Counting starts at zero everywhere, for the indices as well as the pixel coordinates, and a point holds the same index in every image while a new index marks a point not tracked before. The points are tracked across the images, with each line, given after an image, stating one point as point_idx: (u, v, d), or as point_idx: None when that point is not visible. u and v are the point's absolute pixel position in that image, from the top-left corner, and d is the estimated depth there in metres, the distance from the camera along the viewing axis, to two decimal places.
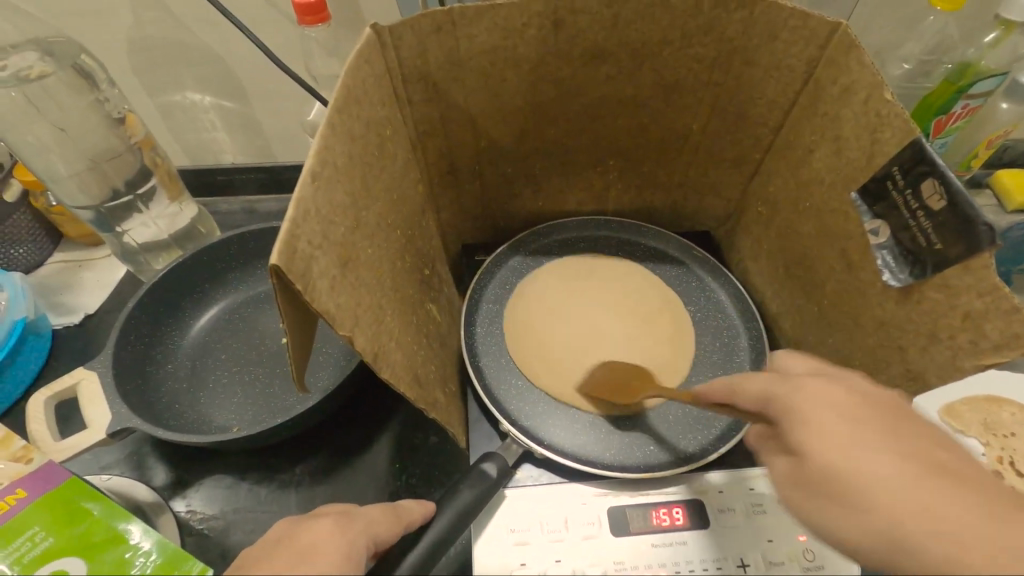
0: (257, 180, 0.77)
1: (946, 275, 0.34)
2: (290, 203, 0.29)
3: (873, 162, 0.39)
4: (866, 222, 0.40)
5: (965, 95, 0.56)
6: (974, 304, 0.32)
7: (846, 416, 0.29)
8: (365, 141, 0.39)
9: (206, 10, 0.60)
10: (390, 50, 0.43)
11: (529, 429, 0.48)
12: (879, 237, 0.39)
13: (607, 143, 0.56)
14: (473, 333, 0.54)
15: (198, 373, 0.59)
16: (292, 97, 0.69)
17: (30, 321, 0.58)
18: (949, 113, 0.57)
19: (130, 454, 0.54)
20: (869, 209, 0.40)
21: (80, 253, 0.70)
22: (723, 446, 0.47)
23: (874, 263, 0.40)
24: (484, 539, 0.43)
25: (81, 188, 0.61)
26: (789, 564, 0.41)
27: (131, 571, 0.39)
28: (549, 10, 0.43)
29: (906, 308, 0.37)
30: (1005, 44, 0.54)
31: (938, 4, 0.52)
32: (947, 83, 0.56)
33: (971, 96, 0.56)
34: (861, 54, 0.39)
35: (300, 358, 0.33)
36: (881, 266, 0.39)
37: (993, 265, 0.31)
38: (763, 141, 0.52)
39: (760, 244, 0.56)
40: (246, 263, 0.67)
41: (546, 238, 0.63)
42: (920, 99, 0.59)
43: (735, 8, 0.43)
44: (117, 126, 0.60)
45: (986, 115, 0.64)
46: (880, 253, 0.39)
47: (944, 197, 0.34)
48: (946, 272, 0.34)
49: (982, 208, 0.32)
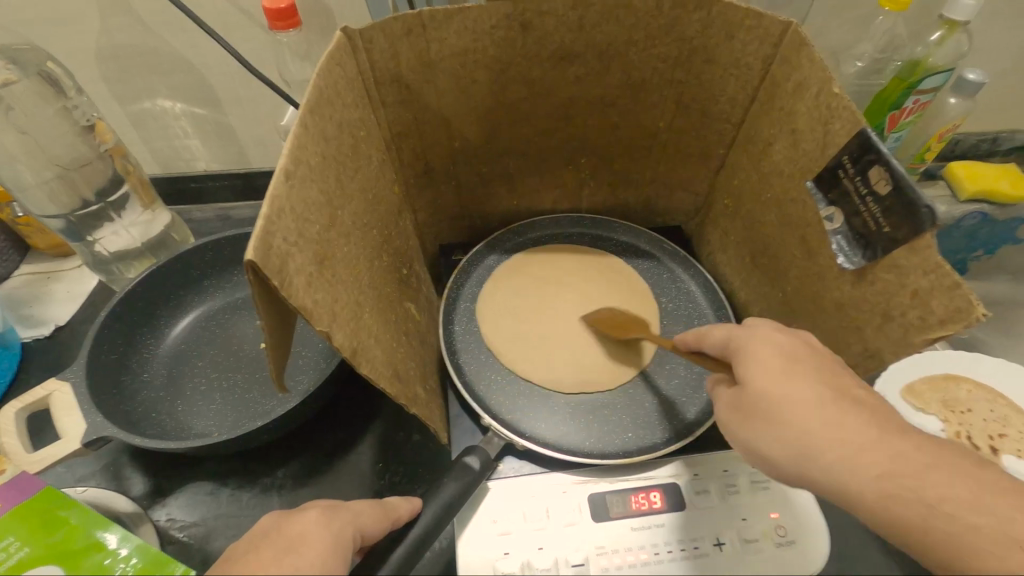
0: (232, 187, 0.77)
1: (895, 256, 0.36)
2: (265, 201, 0.30)
3: (826, 152, 0.41)
4: (821, 209, 0.42)
5: (915, 91, 0.59)
6: (920, 282, 0.34)
7: (782, 360, 0.38)
8: (339, 141, 0.39)
9: (175, 16, 0.60)
10: (362, 53, 0.43)
11: (509, 422, 0.49)
12: (833, 223, 0.41)
13: (579, 142, 0.58)
14: (452, 331, 0.55)
15: (175, 380, 0.58)
16: (265, 103, 0.69)
17: None
18: (902, 108, 0.61)
19: (107, 465, 0.53)
20: (824, 196, 0.42)
21: (49, 265, 0.68)
22: (697, 430, 0.48)
23: (830, 248, 0.42)
24: (467, 531, 0.43)
25: (50, 198, 0.60)
26: (761, 540, 0.43)
27: None
28: (517, 12, 0.45)
29: (861, 289, 0.39)
30: (949, 43, 0.57)
31: (886, 5, 0.55)
32: (898, 79, 0.60)
33: (920, 91, 0.59)
34: (811, 50, 0.41)
35: (279, 355, 0.34)
36: (837, 250, 0.41)
37: (935, 244, 0.33)
38: (726, 137, 0.54)
39: (728, 236, 0.58)
40: (221, 269, 0.67)
41: (523, 236, 0.64)
42: (874, 95, 0.63)
43: (694, 9, 0.45)
44: (87, 134, 0.59)
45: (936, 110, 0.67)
46: (835, 238, 0.41)
47: (890, 182, 0.37)
48: (895, 254, 0.36)
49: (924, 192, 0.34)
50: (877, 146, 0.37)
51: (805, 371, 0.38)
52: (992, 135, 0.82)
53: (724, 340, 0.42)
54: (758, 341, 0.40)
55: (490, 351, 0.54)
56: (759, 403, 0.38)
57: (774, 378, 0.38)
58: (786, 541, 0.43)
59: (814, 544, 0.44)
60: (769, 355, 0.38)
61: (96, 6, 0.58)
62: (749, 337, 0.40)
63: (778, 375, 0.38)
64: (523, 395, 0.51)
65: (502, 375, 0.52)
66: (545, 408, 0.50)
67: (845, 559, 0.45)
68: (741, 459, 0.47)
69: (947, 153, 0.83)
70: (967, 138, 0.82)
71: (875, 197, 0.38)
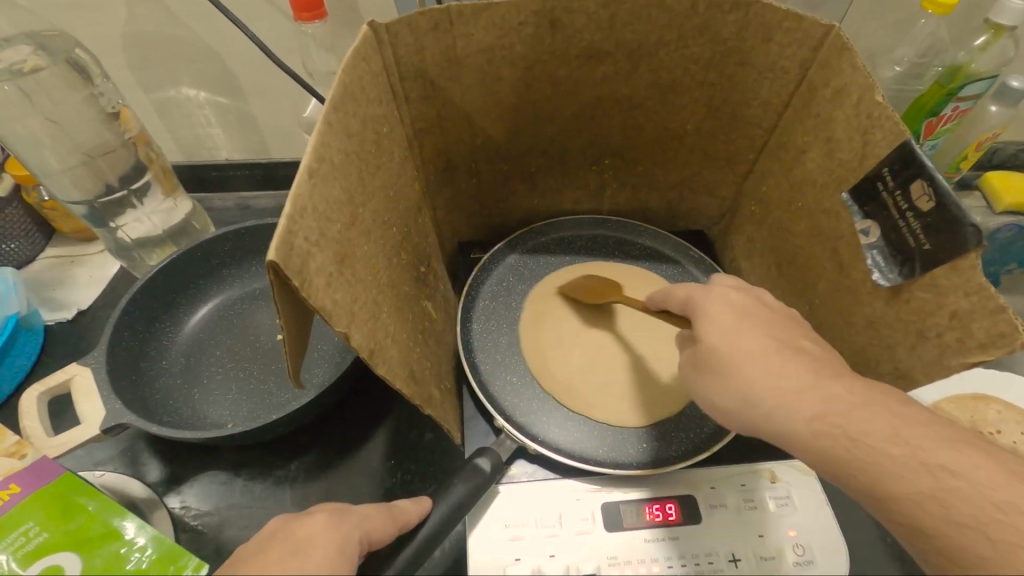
0: (253, 177, 0.77)
1: (935, 275, 0.34)
2: (287, 199, 0.29)
3: (864, 163, 0.39)
4: (857, 222, 0.41)
5: (955, 98, 0.57)
6: (960, 303, 0.33)
7: (738, 306, 0.41)
8: (362, 137, 0.39)
9: (201, 5, 0.59)
10: (387, 47, 0.43)
11: (523, 425, 0.48)
12: (869, 237, 0.40)
13: (604, 143, 0.56)
14: (470, 330, 0.55)
15: (193, 369, 0.59)
16: (289, 94, 0.69)
17: (23, 316, 0.58)
18: (939, 116, 0.58)
19: (124, 450, 0.54)
20: (860, 209, 0.41)
21: (74, 249, 0.69)
22: (715, 444, 0.47)
23: (864, 263, 0.40)
24: (477, 534, 0.43)
25: (74, 183, 0.61)
26: (778, 558, 0.42)
27: (126, 566, 0.39)
28: (547, 9, 0.44)
29: (895, 307, 0.38)
30: (994, 48, 0.55)
31: (928, 7, 0.53)
32: (937, 86, 0.57)
33: (960, 98, 0.57)
34: (853, 56, 0.39)
35: (297, 354, 0.34)
36: (871, 266, 0.40)
37: (980, 265, 0.32)
38: (756, 142, 0.52)
39: (753, 244, 0.57)
40: (241, 259, 0.67)
41: (544, 235, 0.63)
42: (912, 101, 0.61)
43: (730, 9, 0.43)
44: (112, 121, 0.60)
45: (975, 117, 0.65)
46: (870, 253, 0.40)
47: (933, 199, 0.35)
48: (934, 273, 0.34)
49: (969, 209, 0.33)
50: (919, 161, 0.35)
51: (783, 337, 0.39)
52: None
53: (684, 302, 0.45)
54: (720, 301, 0.42)
55: (507, 352, 0.54)
56: (721, 358, 0.39)
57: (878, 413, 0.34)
58: (804, 560, 0.42)
59: (833, 564, 0.42)
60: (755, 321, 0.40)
61: None
62: (706, 295, 0.43)
63: (734, 329, 0.40)
64: (538, 399, 0.50)
65: (518, 377, 0.52)
66: (561, 413, 0.49)
67: None
68: (759, 474, 0.46)
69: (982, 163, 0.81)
70: (1004, 148, 0.79)
71: (914, 213, 0.36)
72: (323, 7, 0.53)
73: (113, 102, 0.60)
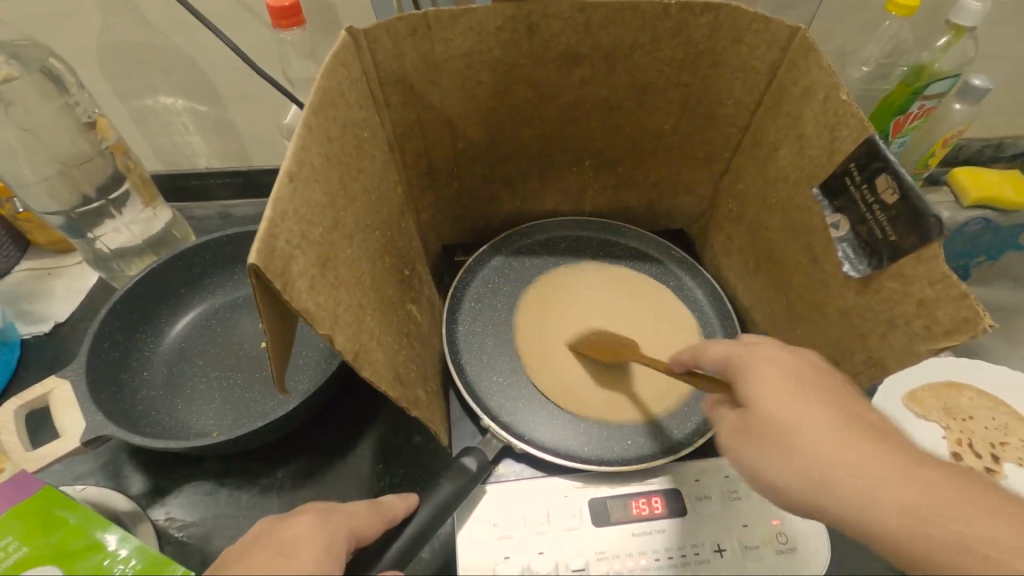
0: (234, 185, 0.76)
1: (902, 265, 0.36)
2: (267, 203, 0.29)
3: (833, 159, 0.41)
4: (828, 216, 0.42)
5: (921, 96, 0.59)
6: (926, 291, 0.34)
7: (786, 376, 0.37)
8: (342, 142, 0.39)
9: (177, 13, 0.59)
10: (367, 52, 0.43)
11: (510, 425, 0.48)
12: (839, 230, 0.41)
13: (583, 145, 0.57)
14: (456, 331, 0.55)
15: (175, 379, 0.58)
16: (268, 101, 0.68)
17: None
18: (906, 113, 0.60)
19: (105, 463, 0.53)
20: (830, 204, 0.42)
21: (50, 261, 0.68)
22: (699, 438, 0.48)
23: (836, 255, 0.42)
24: (467, 533, 0.43)
25: (49, 194, 0.60)
26: (762, 547, 0.43)
27: None
28: (523, 14, 0.44)
29: (867, 298, 0.39)
30: (955, 48, 0.57)
31: (892, 10, 0.55)
32: (903, 85, 0.59)
33: (926, 96, 0.59)
34: (819, 56, 0.41)
35: (280, 358, 0.34)
36: (842, 258, 0.41)
37: (942, 254, 0.33)
38: (731, 141, 0.54)
39: (732, 241, 0.58)
40: (223, 267, 0.67)
41: (527, 238, 0.64)
42: (879, 100, 0.63)
43: (701, 13, 0.45)
44: (88, 131, 0.60)
45: (941, 115, 0.67)
46: (841, 246, 0.41)
47: (898, 191, 0.36)
48: (901, 263, 0.36)
49: (931, 200, 0.34)
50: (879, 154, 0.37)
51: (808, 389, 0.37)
52: (996, 142, 0.82)
53: (722, 359, 0.41)
54: (763, 361, 0.38)
55: (492, 353, 0.54)
56: (769, 425, 0.36)
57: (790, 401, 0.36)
58: (787, 548, 0.43)
59: (816, 551, 0.43)
60: (776, 376, 0.37)
61: (100, 3, 0.58)
62: (752, 354, 0.39)
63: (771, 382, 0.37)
64: (524, 399, 0.51)
65: (504, 377, 0.52)
66: (547, 412, 0.50)
67: (846, 567, 0.45)
68: None
69: (950, 159, 0.83)
70: (970, 144, 0.82)
71: (876, 202, 0.38)
72: (300, 14, 0.53)
73: (89, 111, 0.59)
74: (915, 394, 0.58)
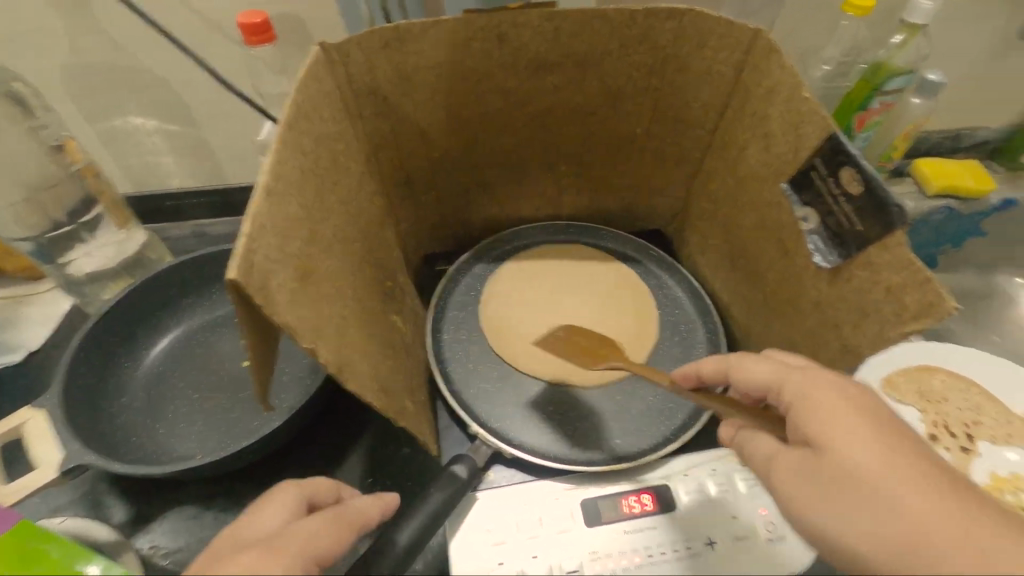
0: (209, 203, 0.75)
1: (869, 254, 0.37)
2: (243, 218, 0.29)
3: (798, 154, 0.42)
4: (797, 211, 0.43)
5: (880, 93, 0.62)
6: (894, 278, 0.35)
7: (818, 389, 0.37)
8: (317, 155, 0.39)
9: (144, 31, 0.59)
10: (340, 67, 0.43)
11: (499, 430, 0.49)
12: (809, 223, 0.42)
13: (558, 151, 0.58)
14: (441, 340, 0.56)
15: (155, 403, 0.57)
16: (241, 118, 0.68)
17: None
18: (868, 109, 0.63)
19: (85, 494, 0.51)
20: (798, 198, 0.43)
21: (19, 289, 0.66)
22: (684, 434, 0.50)
23: (806, 247, 0.43)
24: (459, 541, 0.43)
25: (15, 219, 0.59)
26: (752, 537, 0.44)
27: None
28: (492, 24, 0.45)
29: (838, 287, 0.40)
30: (911, 45, 0.60)
31: (849, 10, 0.57)
32: (864, 82, 0.62)
33: (885, 92, 0.62)
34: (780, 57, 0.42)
35: (263, 374, 0.33)
36: (813, 250, 0.42)
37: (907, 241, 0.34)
38: (702, 142, 0.55)
39: (707, 238, 0.59)
40: (201, 287, 0.66)
41: (509, 244, 0.65)
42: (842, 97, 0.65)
43: (666, 18, 0.46)
44: (55, 153, 0.58)
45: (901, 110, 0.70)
46: (811, 238, 0.42)
47: (862, 183, 0.38)
48: (869, 251, 0.37)
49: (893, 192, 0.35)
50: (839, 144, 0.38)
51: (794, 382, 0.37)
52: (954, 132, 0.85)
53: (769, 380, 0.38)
54: (816, 387, 0.36)
55: (477, 360, 0.54)
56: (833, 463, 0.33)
57: (837, 428, 0.34)
58: (776, 536, 0.44)
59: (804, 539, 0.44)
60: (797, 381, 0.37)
61: (64, 24, 0.57)
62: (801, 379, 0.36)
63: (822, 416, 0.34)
64: (512, 404, 0.51)
65: (489, 385, 0.52)
66: (534, 414, 0.51)
67: None
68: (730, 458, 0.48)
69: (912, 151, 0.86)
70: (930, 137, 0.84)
71: (841, 193, 0.39)
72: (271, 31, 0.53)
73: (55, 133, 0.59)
74: (891, 379, 0.60)
